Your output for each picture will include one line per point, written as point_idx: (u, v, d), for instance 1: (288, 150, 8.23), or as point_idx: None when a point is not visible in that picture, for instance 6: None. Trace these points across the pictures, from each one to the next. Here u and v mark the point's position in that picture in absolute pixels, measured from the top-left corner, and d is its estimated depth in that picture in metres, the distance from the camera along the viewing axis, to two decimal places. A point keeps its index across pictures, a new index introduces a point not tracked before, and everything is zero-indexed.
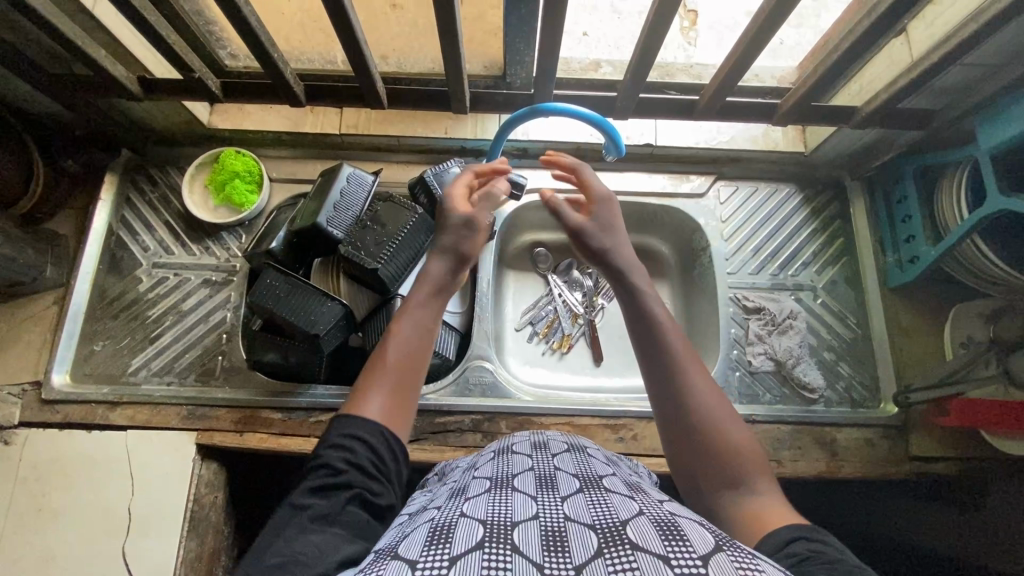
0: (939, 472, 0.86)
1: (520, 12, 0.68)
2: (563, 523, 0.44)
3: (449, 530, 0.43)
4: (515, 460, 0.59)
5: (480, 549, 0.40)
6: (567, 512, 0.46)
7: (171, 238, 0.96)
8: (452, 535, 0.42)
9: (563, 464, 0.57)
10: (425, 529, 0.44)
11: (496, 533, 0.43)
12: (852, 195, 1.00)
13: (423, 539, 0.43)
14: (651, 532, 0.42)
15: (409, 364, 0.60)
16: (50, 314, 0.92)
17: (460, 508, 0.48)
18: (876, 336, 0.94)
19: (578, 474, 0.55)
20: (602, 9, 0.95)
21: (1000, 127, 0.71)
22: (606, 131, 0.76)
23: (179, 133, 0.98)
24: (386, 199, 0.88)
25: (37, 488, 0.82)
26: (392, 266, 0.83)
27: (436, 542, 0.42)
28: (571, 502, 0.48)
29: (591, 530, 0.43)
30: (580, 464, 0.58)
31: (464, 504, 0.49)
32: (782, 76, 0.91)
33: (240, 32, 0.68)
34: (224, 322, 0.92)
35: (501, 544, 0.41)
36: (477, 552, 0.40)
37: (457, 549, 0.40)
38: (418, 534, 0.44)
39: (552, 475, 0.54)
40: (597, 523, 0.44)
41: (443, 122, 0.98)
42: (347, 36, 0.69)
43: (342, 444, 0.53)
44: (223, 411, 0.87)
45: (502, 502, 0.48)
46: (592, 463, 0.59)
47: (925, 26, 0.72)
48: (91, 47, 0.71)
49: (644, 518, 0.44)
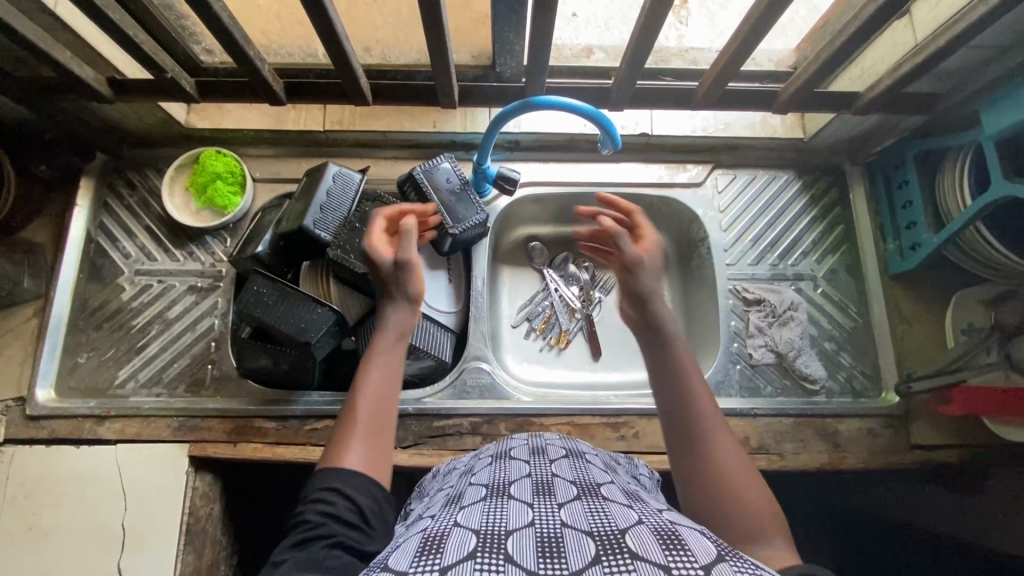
0: (942, 460, 0.86)
1: (509, 2, 0.64)
2: (558, 529, 0.43)
3: (440, 540, 0.42)
4: (512, 466, 0.58)
5: (471, 558, 0.39)
6: (564, 518, 0.45)
7: (153, 244, 0.93)
8: (443, 545, 0.41)
9: (560, 470, 0.56)
10: (417, 540, 0.44)
11: (490, 541, 0.42)
12: (852, 181, 0.98)
13: (413, 551, 0.42)
14: (650, 540, 0.41)
15: (383, 405, 0.59)
16: (30, 326, 0.88)
17: (455, 516, 0.47)
18: (876, 325, 0.93)
19: (577, 481, 0.53)
20: None
21: (1004, 111, 0.69)
22: (601, 124, 0.74)
23: (156, 134, 0.94)
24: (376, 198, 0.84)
25: (26, 507, 0.80)
26: None
27: (427, 553, 0.41)
28: (567, 508, 0.47)
29: (589, 536, 0.42)
30: (577, 469, 0.57)
31: (459, 512, 0.48)
32: (780, 59, 0.88)
33: (214, 30, 0.64)
34: (212, 330, 0.90)
35: (494, 552, 0.40)
36: (468, 562, 0.39)
37: (448, 559, 0.40)
38: (410, 545, 0.44)
39: (549, 482, 0.53)
40: (595, 531, 0.42)
41: (431, 115, 0.95)
42: (327, 32, 0.65)
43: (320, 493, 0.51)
44: (215, 422, 0.85)
45: (498, 509, 0.47)
46: (590, 470, 0.58)
47: (930, 8, 0.69)
48: (56, 49, 0.67)
49: (644, 526, 0.43)
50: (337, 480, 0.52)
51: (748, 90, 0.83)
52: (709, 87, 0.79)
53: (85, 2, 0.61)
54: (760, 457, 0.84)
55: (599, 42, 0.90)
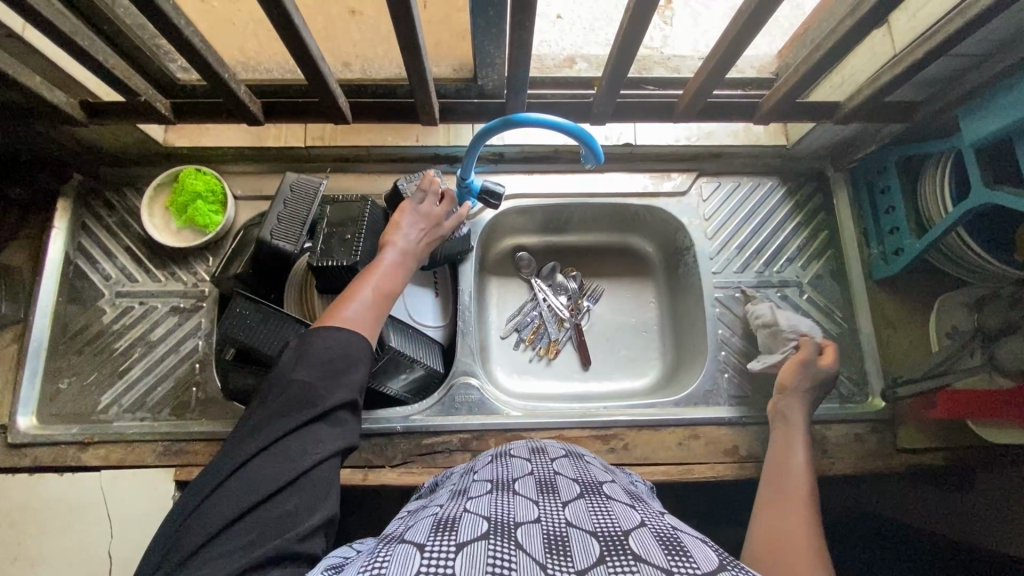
0: (928, 463, 0.87)
1: (486, 20, 0.64)
2: (564, 528, 0.43)
3: (454, 522, 0.43)
4: (514, 464, 0.57)
5: (485, 538, 0.40)
6: (568, 517, 0.45)
7: (134, 264, 0.91)
8: (458, 526, 0.42)
9: (562, 469, 0.56)
10: (430, 522, 0.44)
11: (501, 529, 0.42)
12: (835, 187, 0.99)
13: (429, 528, 0.43)
14: (653, 543, 0.41)
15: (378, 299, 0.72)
16: (10, 352, 0.87)
17: (465, 504, 0.48)
18: (862, 330, 0.93)
19: (578, 479, 0.53)
20: None
21: (983, 119, 0.70)
22: (583, 139, 0.73)
23: (133, 153, 0.93)
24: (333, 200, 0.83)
25: (9, 537, 0.78)
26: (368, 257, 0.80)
27: (442, 530, 0.42)
28: (572, 507, 0.47)
29: (594, 538, 0.42)
30: (577, 469, 0.57)
31: (469, 501, 0.48)
32: (762, 66, 0.88)
33: (187, 55, 0.63)
34: (196, 351, 0.89)
35: (506, 537, 0.41)
36: (483, 541, 0.40)
37: (463, 536, 0.40)
38: (424, 524, 0.44)
39: (552, 480, 0.52)
40: (599, 532, 0.42)
41: (414, 130, 0.94)
42: (303, 54, 0.65)
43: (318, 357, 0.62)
44: (201, 445, 0.84)
45: (506, 503, 0.47)
46: (591, 469, 0.58)
47: (907, 18, 0.70)
48: (25, 75, 0.66)
49: (647, 529, 0.43)
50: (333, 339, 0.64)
51: (731, 101, 0.83)
52: (692, 97, 0.79)
53: (51, 27, 0.60)
54: (749, 465, 0.85)
55: (583, 50, 0.89)
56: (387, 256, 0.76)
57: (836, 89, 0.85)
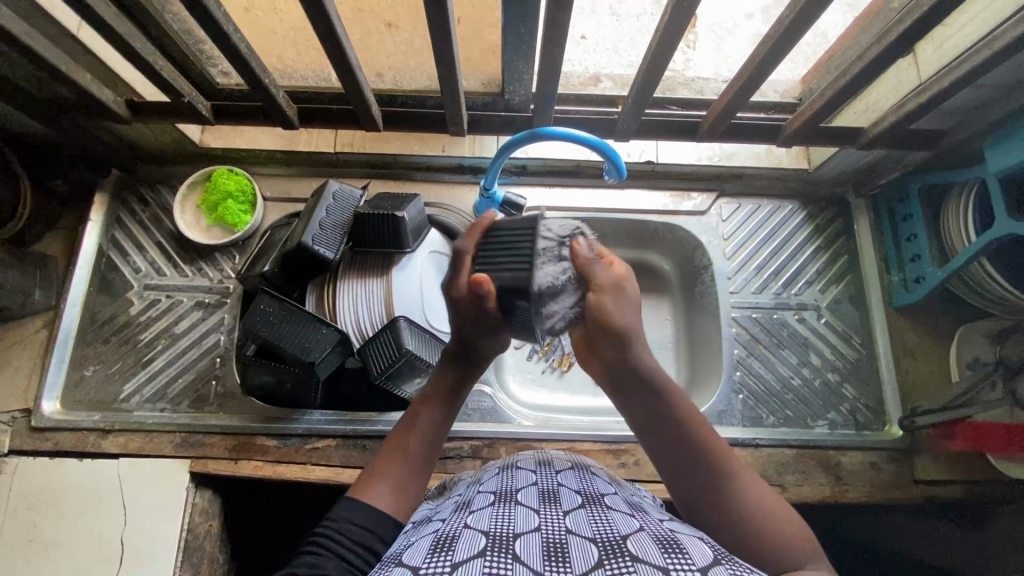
0: (944, 496, 0.86)
1: (517, 40, 0.67)
2: (564, 534, 0.43)
3: (451, 541, 0.42)
4: (519, 475, 0.56)
5: (481, 556, 0.40)
6: (568, 525, 0.45)
7: (163, 259, 0.94)
8: (454, 543, 0.42)
9: (566, 480, 0.54)
10: (429, 540, 0.44)
11: (498, 542, 0.41)
12: (855, 212, 0.99)
13: (426, 548, 0.42)
14: (651, 545, 0.41)
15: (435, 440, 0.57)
16: (39, 338, 0.90)
17: (465, 519, 0.47)
18: (880, 357, 0.93)
19: (581, 491, 0.52)
20: (600, 11, 0.92)
21: (1009, 150, 0.70)
22: (606, 154, 0.75)
23: (170, 152, 0.96)
24: (374, 207, 0.84)
25: (27, 519, 0.79)
26: (405, 265, 0.87)
27: (438, 550, 0.41)
28: (572, 516, 0.46)
29: (593, 543, 0.41)
30: (583, 481, 0.55)
31: (469, 515, 0.47)
32: (786, 90, 0.89)
33: (232, 61, 0.66)
34: (218, 345, 0.91)
35: (502, 552, 0.40)
36: (478, 559, 0.39)
37: (459, 556, 0.40)
38: (422, 543, 0.44)
39: (555, 491, 0.51)
40: (598, 538, 0.42)
41: (441, 139, 0.97)
42: (341, 62, 0.67)
43: (349, 532, 0.48)
44: (217, 438, 0.85)
45: (504, 514, 0.46)
46: (595, 481, 0.56)
47: (933, 48, 0.72)
48: (78, 73, 0.69)
49: (645, 534, 0.43)
50: (369, 522, 0.49)
51: (754, 123, 0.84)
52: (716, 119, 0.80)
53: (108, 29, 0.63)
54: None
55: (607, 69, 0.91)
56: (436, 421, 0.58)
57: (861, 115, 0.86)
